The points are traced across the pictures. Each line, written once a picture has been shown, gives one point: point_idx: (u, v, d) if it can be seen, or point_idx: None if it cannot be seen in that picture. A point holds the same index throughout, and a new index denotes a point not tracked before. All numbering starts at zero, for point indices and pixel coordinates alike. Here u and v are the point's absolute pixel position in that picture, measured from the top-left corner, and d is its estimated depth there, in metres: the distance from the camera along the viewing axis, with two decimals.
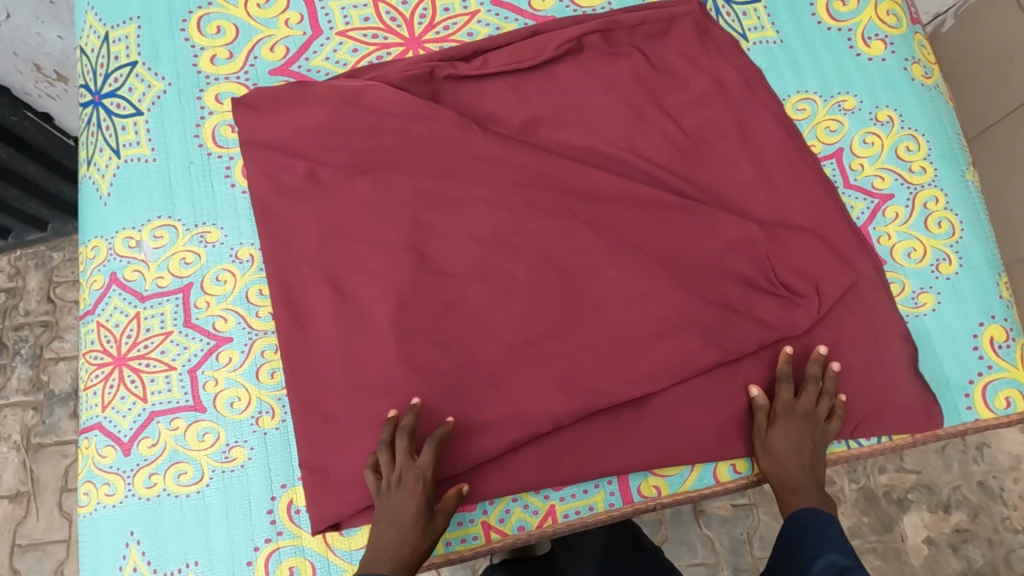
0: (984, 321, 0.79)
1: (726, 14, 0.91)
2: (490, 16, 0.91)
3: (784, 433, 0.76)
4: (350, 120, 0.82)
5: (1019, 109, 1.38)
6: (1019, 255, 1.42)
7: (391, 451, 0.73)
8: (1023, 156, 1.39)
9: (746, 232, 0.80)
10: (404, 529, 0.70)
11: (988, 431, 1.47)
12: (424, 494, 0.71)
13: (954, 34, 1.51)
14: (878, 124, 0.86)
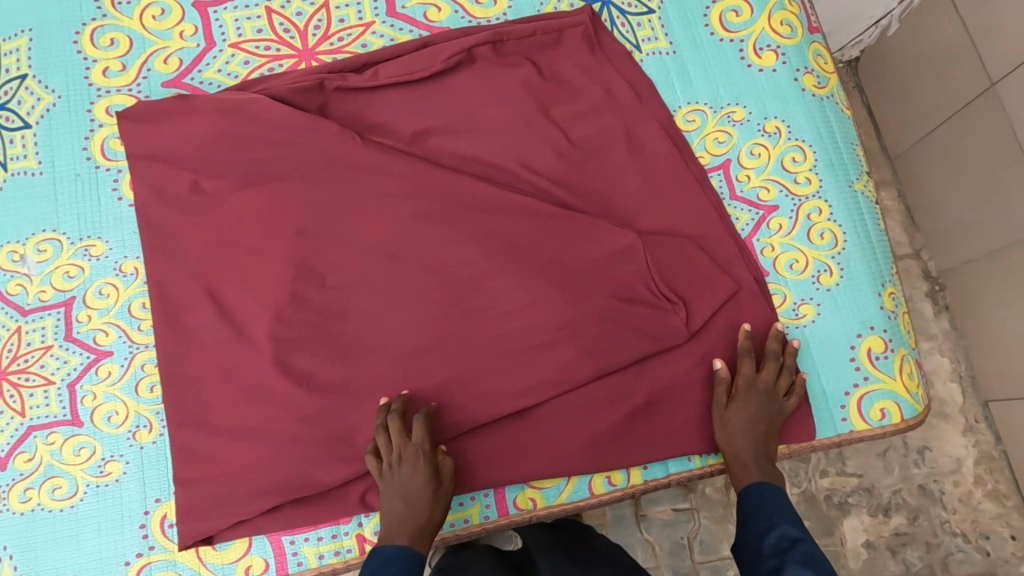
0: (862, 332, 0.80)
1: (621, 25, 0.92)
2: (384, 28, 0.91)
3: (742, 405, 0.76)
4: (235, 136, 0.83)
5: (958, 113, 1.37)
6: (964, 257, 1.43)
7: (383, 430, 0.74)
8: (963, 160, 1.39)
9: (629, 241, 0.80)
10: (415, 503, 0.71)
11: (930, 434, 1.43)
12: (427, 467, 0.72)
13: (898, 40, 1.49)
14: (765, 135, 0.87)
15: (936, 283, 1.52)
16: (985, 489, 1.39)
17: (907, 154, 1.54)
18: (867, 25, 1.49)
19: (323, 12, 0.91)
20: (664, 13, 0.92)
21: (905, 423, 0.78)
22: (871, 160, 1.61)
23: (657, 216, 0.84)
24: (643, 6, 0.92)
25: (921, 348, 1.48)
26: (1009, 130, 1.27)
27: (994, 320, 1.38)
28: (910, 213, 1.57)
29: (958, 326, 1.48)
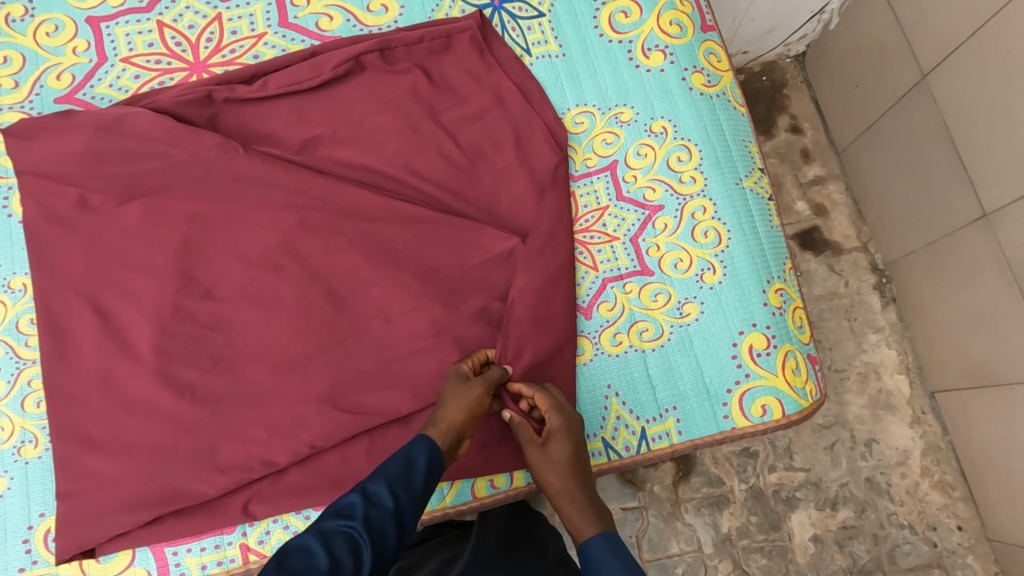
0: (744, 330, 0.80)
1: (511, 29, 0.92)
2: (276, 38, 0.92)
3: (559, 442, 0.71)
4: (119, 153, 0.84)
5: (897, 101, 1.36)
6: (904, 250, 1.44)
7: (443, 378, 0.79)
8: (901, 151, 1.38)
9: (511, 244, 0.82)
10: (450, 393, 0.71)
11: (877, 425, 1.41)
12: (455, 376, 0.73)
13: (838, 34, 1.49)
14: (652, 135, 0.87)
15: (883, 275, 1.51)
16: (932, 480, 1.37)
17: (853, 147, 1.54)
18: (807, 19, 1.49)
19: (215, 24, 0.92)
20: (555, 16, 0.93)
21: (787, 419, 0.78)
22: (817, 152, 1.61)
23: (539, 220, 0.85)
24: (534, 9, 0.93)
25: (867, 340, 1.47)
26: (939, 120, 1.27)
27: (931, 309, 1.39)
28: (857, 206, 1.56)
29: (905, 318, 1.47)
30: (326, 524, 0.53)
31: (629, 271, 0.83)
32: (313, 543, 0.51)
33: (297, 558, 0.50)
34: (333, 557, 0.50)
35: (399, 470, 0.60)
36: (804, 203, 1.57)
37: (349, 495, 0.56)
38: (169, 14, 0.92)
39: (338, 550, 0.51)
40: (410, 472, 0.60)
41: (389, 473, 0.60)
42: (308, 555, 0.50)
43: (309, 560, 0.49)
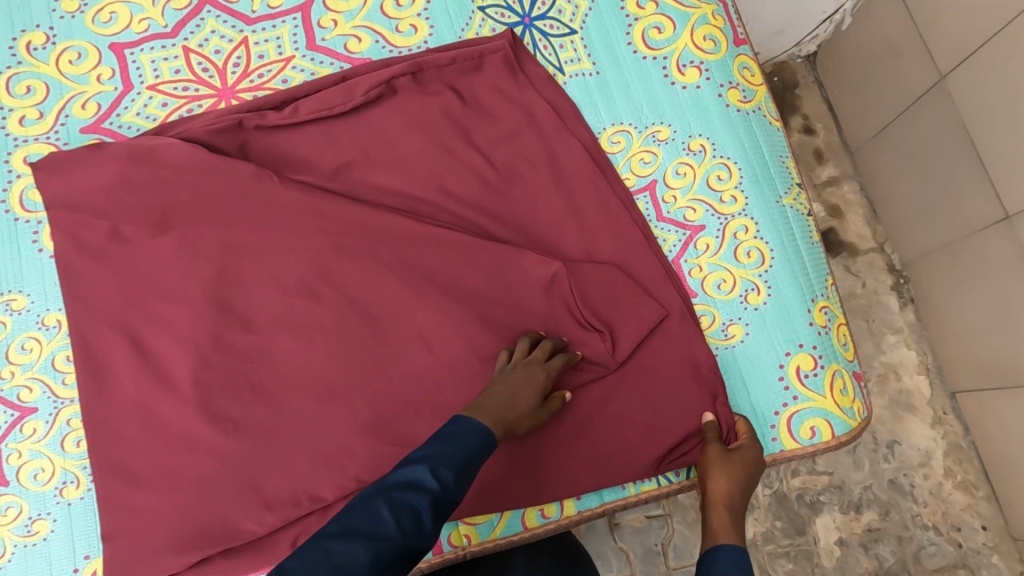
0: (791, 351, 0.80)
1: (543, 47, 0.91)
2: (305, 61, 0.90)
3: (748, 456, 0.74)
4: (148, 185, 0.82)
5: (914, 104, 1.35)
6: (922, 250, 1.44)
7: (528, 346, 0.76)
8: (919, 152, 1.37)
9: (552, 268, 0.81)
10: (519, 402, 0.70)
11: (898, 426, 1.41)
12: (542, 387, 0.72)
13: (853, 32, 1.47)
14: (691, 154, 0.86)
15: (901, 275, 1.51)
16: (955, 480, 1.37)
17: (866, 148, 1.53)
18: (820, 20, 1.48)
19: (242, 49, 0.91)
20: (586, 33, 0.91)
21: (836, 441, 0.78)
22: (831, 154, 1.60)
23: (577, 243, 0.85)
24: (565, 27, 0.91)
25: (886, 341, 1.47)
26: (957, 121, 1.27)
27: (950, 310, 1.39)
28: (874, 206, 1.55)
29: (923, 318, 1.47)
30: (396, 494, 0.54)
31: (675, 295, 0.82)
32: (383, 510, 0.52)
33: (365, 519, 0.51)
34: (401, 529, 0.51)
35: (464, 456, 0.60)
36: (820, 206, 1.56)
37: (419, 467, 0.57)
38: (194, 39, 0.90)
39: (403, 518, 0.52)
40: (473, 463, 0.60)
41: (457, 458, 0.59)
42: (375, 521, 0.51)
43: (375, 526, 0.51)
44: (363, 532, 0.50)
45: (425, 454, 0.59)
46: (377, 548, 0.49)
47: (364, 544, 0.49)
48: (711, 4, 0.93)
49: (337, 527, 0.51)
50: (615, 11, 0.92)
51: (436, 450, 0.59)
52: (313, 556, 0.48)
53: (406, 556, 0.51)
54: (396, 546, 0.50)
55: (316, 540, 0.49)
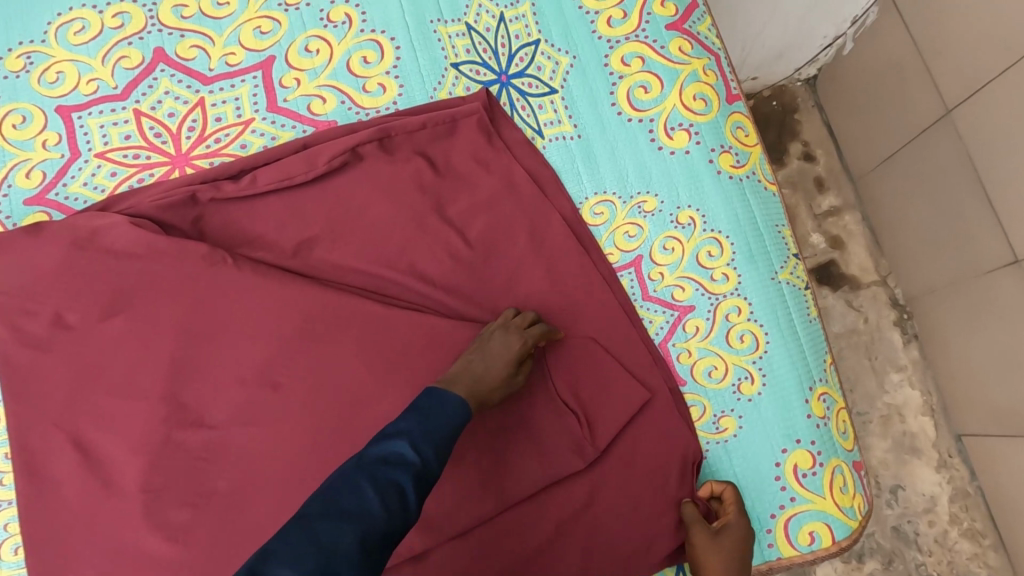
0: (788, 447, 0.74)
1: (522, 108, 0.85)
2: (265, 125, 0.84)
3: (737, 533, 0.68)
4: (91, 267, 0.75)
5: (920, 134, 1.26)
6: (929, 284, 1.34)
7: (506, 317, 0.73)
8: (925, 184, 1.28)
9: (530, 350, 0.74)
10: (493, 370, 0.67)
11: (902, 470, 1.33)
12: (518, 356, 0.69)
13: (857, 56, 1.36)
14: (679, 227, 0.80)
15: (904, 310, 1.41)
16: (961, 527, 1.29)
17: (871, 177, 1.42)
18: (821, 45, 1.39)
19: (197, 111, 0.84)
20: (567, 92, 0.85)
21: (837, 546, 0.72)
22: (832, 181, 1.48)
23: (558, 319, 0.76)
24: (545, 85, 0.85)
25: (888, 380, 1.38)
26: (966, 154, 1.18)
27: (956, 349, 1.30)
28: (875, 235, 1.45)
29: (928, 355, 1.38)
30: (376, 470, 0.49)
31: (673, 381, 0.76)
32: (365, 487, 0.47)
33: (345, 499, 0.47)
34: (385, 507, 0.47)
35: (443, 430, 0.56)
36: (819, 235, 1.46)
37: (399, 442, 0.52)
38: (146, 101, 0.84)
39: (387, 494, 0.48)
40: (451, 440, 0.56)
41: (436, 433, 0.55)
42: (357, 499, 0.46)
43: (358, 506, 0.46)
44: (348, 515, 0.45)
45: (403, 428, 0.54)
46: (362, 533, 0.45)
47: (349, 528, 0.45)
48: (703, 58, 0.86)
49: (320, 509, 0.46)
50: (599, 68, 0.85)
51: (414, 425, 0.55)
52: (300, 546, 0.43)
53: (392, 539, 0.47)
54: (383, 530, 0.46)
55: (300, 524, 0.45)
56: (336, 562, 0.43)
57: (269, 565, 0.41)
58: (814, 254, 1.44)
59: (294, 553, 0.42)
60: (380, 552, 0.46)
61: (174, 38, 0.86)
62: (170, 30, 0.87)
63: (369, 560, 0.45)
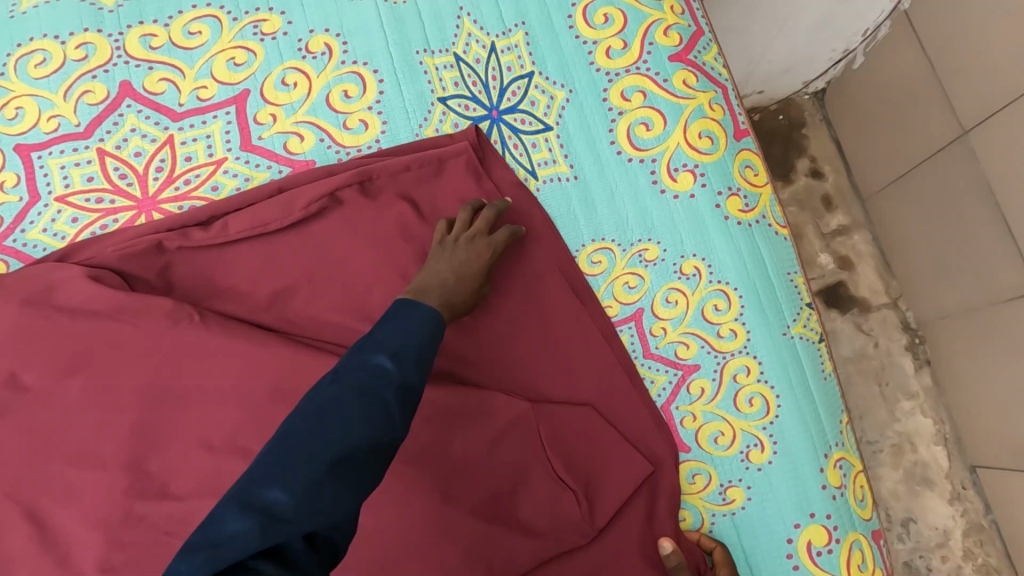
0: (801, 522, 0.69)
1: (514, 146, 0.79)
2: (238, 165, 0.79)
3: None
4: (45, 325, 0.70)
5: (931, 158, 1.14)
6: (939, 311, 1.21)
7: (472, 228, 0.69)
8: (937, 211, 1.15)
9: (521, 410, 0.68)
10: (463, 279, 0.65)
11: (914, 502, 1.21)
12: (487, 264, 0.67)
13: (865, 74, 1.23)
14: (683, 278, 0.75)
15: (917, 334, 1.27)
16: (976, 564, 1.17)
17: (881, 198, 1.28)
18: (830, 59, 1.25)
19: (166, 150, 0.79)
20: (563, 129, 0.79)
21: None
22: (839, 199, 1.34)
23: (554, 380, 0.72)
24: (539, 122, 0.79)
25: (899, 408, 1.25)
26: (983, 183, 1.05)
27: (972, 382, 1.16)
28: (886, 257, 1.31)
29: (941, 382, 1.24)
30: (354, 386, 0.46)
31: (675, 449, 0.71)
32: (344, 405, 0.44)
33: (327, 421, 0.43)
34: (371, 424, 0.44)
35: (424, 343, 0.52)
36: (827, 255, 1.32)
37: (379, 355, 0.48)
38: (111, 139, 0.79)
39: (373, 408, 0.44)
40: (433, 348, 0.52)
41: (416, 343, 0.51)
42: (340, 422, 0.43)
43: (340, 427, 0.43)
44: (333, 435, 0.42)
45: (379, 341, 0.50)
46: (350, 453, 0.42)
47: (336, 446, 0.42)
48: (709, 91, 0.80)
49: (299, 430, 0.42)
50: (596, 102, 0.80)
51: (392, 337, 0.51)
52: (287, 471, 0.40)
53: (381, 451, 0.44)
54: (372, 453, 0.43)
55: (285, 444, 0.42)
56: (326, 485, 0.40)
57: (260, 495, 0.39)
58: (821, 277, 1.31)
59: (281, 481, 0.40)
60: (373, 469, 0.43)
61: (142, 70, 0.81)
62: (137, 62, 0.81)
63: (361, 482, 0.42)
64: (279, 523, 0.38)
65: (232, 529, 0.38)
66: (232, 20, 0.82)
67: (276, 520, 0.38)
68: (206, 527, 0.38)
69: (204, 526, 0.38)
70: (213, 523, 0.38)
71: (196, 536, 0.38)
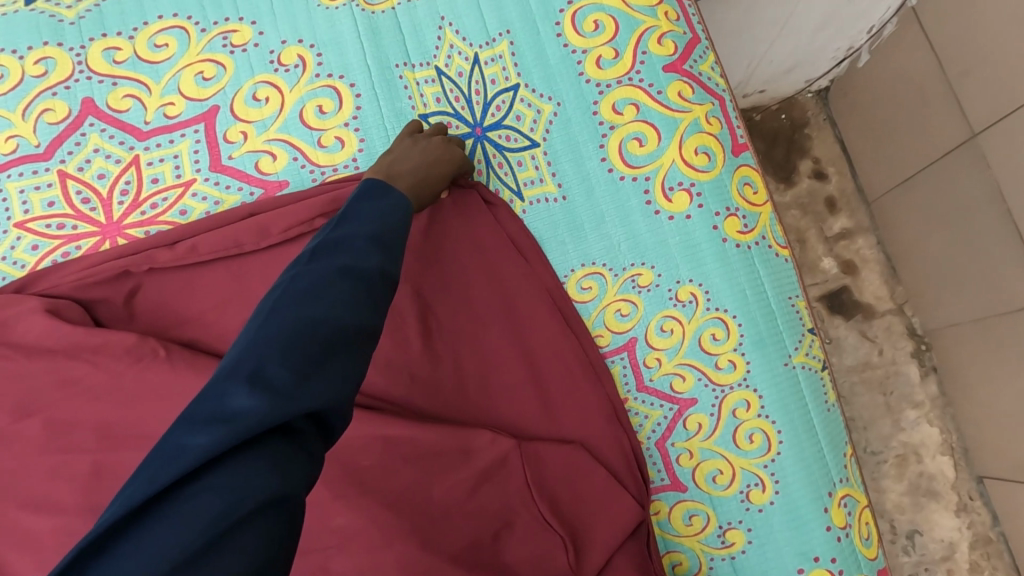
0: (804, 567, 0.65)
1: (498, 165, 0.75)
2: (207, 187, 0.74)
3: None
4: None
5: (941, 162, 1.08)
6: (946, 320, 1.16)
7: (444, 138, 0.69)
8: (946, 217, 1.10)
9: (505, 448, 0.63)
10: (433, 174, 0.66)
11: (919, 515, 1.17)
12: (455, 168, 0.68)
13: (871, 75, 1.17)
14: (679, 305, 0.70)
15: (923, 341, 1.22)
16: None
17: (887, 201, 1.22)
18: (835, 59, 1.20)
19: (131, 171, 0.74)
20: (550, 146, 0.75)
21: None
22: (844, 203, 1.29)
23: (543, 416, 0.68)
24: (525, 138, 0.75)
25: (905, 418, 1.20)
26: (993, 188, 1.01)
27: (981, 395, 1.11)
28: (892, 263, 1.25)
29: (949, 392, 1.19)
30: (334, 266, 0.45)
31: (656, 487, 0.68)
32: (328, 284, 0.44)
33: (314, 302, 0.42)
34: (358, 303, 0.44)
35: (398, 231, 0.52)
36: (830, 260, 1.27)
37: (350, 243, 0.48)
38: (73, 161, 0.74)
39: (354, 286, 0.45)
40: (400, 235, 0.53)
41: (384, 230, 0.51)
42: (327, 299, 0.43)
43: (329, 304, 0.42)
44: (317, 311, 0.41)
45: (355, 227, 0.50)
46: (339, 329, 0.41)
47: (324, 320, 0.41)
48: (706, 103, 0.75)
49: (281, 312, 0.41)
50: (586, 117, 0.75)
51: (366, 225, 0.51)
52: (280, 347, 0.39)
53: (368, 332, 0.44)
54: (358, 325, 0.43)
55: (276, 325, 0.40)
56: (321, 357, 0.40)
57: (256, 374, 0.37)
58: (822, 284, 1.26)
59: (278, 359, 0.38)
60: (363, 343, 0.43)
61: (105, 86, 0.76)
62: (100, 77, 0.76)
63: (353, 351, 0.42)
64: (285, 395, 0.37)
65: (237, 406, 0.36)
66: (200, 30, 0.78)
67: (281, 394, 0.37)
68: (205, 407, 0.36)
69: (201, 407, 0.36)
70: (212, 401, 0.37)
71: (196, 417, 0.36)
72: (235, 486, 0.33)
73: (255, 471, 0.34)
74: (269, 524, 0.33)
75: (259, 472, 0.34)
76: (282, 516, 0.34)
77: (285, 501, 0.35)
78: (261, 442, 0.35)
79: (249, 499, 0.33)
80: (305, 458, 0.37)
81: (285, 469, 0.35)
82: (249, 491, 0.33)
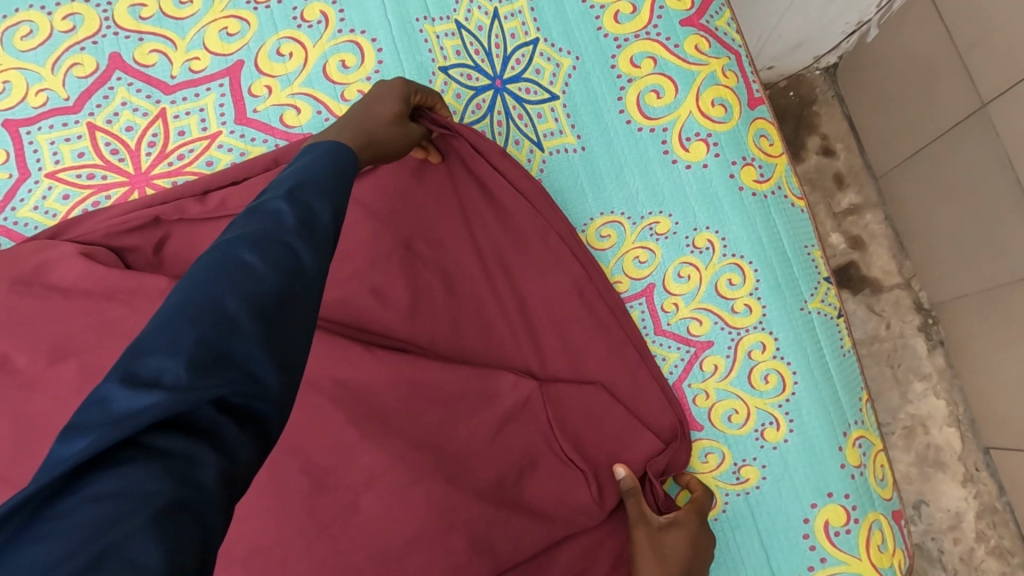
0: (818, 503, 0.67)
1: (519, 117, 0.76)
2: (233, 139, 0.76)
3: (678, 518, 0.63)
4: (26, 304, 0.66)
5: (950, 133, 1.08)
6: (952, 290, 1.16)
7: (387, 83, 0.64)
8: (953, 188, 1.10)
9: (527, 389, 0.64)
10: (375, 107, 0.60)
11: (926, 485, 1.18)
12: (403, 101, 0.63)
13: (878, 49, 1.17)
14: (696, 252, 0.72)
15: (930, 315, 1.22)
16: (988, 544, 1.14)
17: (896, 173, 1.22)
18: (843, 33, 1.19)
19: (158, 124, 0.76)
20: (569, 99, 0.76)
21: None
22: (852, 178, 1.29)
23: (562, 358, 0.69)
24: (544, 91, 0.76)
25: (912, 391, 1.20)
26: (1001, 157, 1.01)
27: (986, 363, 1.12)
28: (900, 238, 1.25)
29: (955, 364, 1.19)
30: (244, 228, 0.35)
31: None
32: (234, 251, 0.33)
33: (215, 273, 0.32)
34: (274, 267, 0.33)
35: (331, 178, 0.41)
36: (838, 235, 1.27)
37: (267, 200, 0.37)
38: (101, 113, 0.76)
39: (275, 244, 0.34)
40: (337, 183, 0.41)
41: (309, 179, 0.40)
42: (233, 267, 0.32)
43: (236, 272, 0.32)
44: (219, 283, 0.31)
45: (275, 184, 0.39)
46: (262, 298, 0.32)
47: (238, 289, 0.31)
48: (722, 57, 0.76)
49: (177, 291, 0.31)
50: (604, 71, 0.76)
51: (288, 178, 0.40)
52: (173, 329, 0.29)
53: (294, 300, 0.33)
54: (276, 292, 0.32)
55: (167, 308, 0.30)
56: (237, 335, 0.30)
57: (144, 363, 0.28)
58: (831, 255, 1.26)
59: (178, 342, 0.29)
60: (298, 313, 0.33)
61: (131, 41, 0.78)
62: (127, 33, 0.78)
63: (274, 325, 0.31)
64: (166, 394, 0.27)
65: (107, 413, 0.26)
66: None
67: (176, 386, 0.27)
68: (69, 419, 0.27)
69: (79, 412, 0.27)
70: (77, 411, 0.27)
71: (71, 426, 0.26)
72: (122, 497, 0.24)
73: (141, 484, 0.25)
74: (172, 547, 0.24)
75: (140, 488, 0.25)
76: (186, 541, 0.25)
77: (197, 516, 0.26)
78: (134, 456, 0.26)
79: (131, 522, 0.24)
80: (214, 463, 0.27)
81: (192, 476, 0.26)
82: (142, 503, 0.25)
